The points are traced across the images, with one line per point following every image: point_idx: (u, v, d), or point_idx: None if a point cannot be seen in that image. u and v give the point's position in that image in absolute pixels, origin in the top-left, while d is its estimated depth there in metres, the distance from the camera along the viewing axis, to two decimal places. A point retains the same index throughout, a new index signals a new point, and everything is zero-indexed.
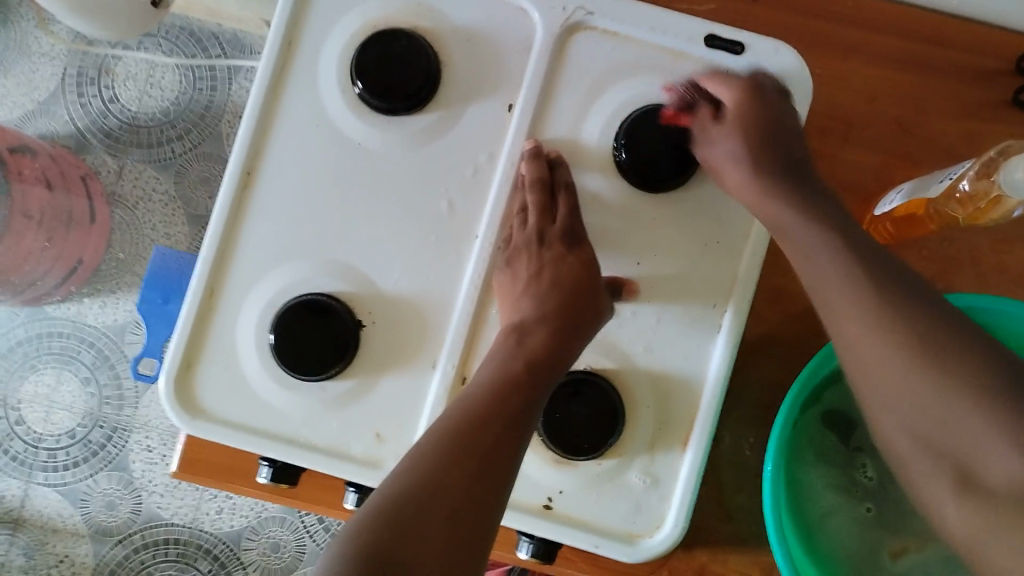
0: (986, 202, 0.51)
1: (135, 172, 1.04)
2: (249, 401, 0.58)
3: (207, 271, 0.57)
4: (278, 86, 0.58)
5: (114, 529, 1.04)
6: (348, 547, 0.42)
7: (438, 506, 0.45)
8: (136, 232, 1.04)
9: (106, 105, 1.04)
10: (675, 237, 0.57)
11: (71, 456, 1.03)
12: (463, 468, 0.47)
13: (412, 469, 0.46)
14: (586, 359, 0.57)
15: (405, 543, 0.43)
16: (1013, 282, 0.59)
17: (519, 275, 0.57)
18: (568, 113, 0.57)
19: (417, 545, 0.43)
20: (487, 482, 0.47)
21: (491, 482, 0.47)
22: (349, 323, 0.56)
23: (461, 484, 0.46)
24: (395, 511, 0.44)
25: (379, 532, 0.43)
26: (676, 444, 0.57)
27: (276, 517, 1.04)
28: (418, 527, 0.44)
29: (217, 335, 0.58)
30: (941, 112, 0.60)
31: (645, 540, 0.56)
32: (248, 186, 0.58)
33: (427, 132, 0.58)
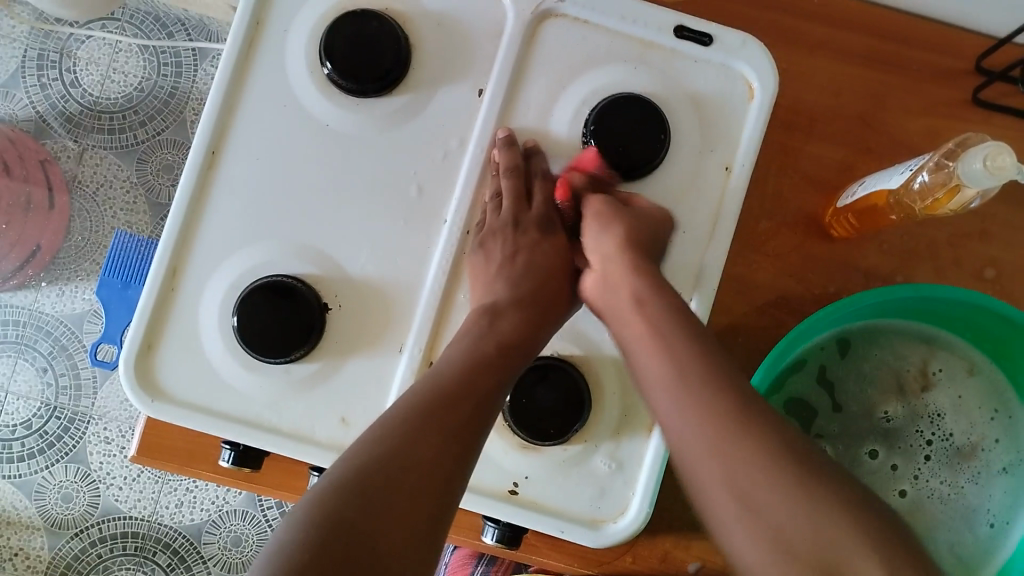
0: (945, 191, 0.52)
1: (97, 158, 1.02)
2: (211, 384, 0.57)
3: (170, 252, 0.57)
4: (245, 67, 0.57)
5: (69, 522, 1.01)
6: (307, 518, 0.43)
7: (403, 479, 0.45)
8: (95, 218, 1.01)
9: (67, 89, 1.02)
10: None
11: (27, 447, 1.01)
12: (430, 442, 0.47)
13: (378, 441, 0.46)
14: (554, 345, 0.58)
15: (366, 522, 0.43)
16: (969, 274, 0.61)
17: (493, 257, 0.57)
18: (538, 100, 0.58)
19: (378, 519, 0.43)
20: (453, 455, 0.48)
21: (456, 456, 0.48)
22: (315, 306, 0.56)
23: (427, 458, 0.47)
24: (357, 489, 0.44)
25: (340, 505, 0.43)
26: (640, 430, 0.57)
27: (238, 510, 1.02)
28: (381, 500, 0.44)
29: (180, 316, 0.57)
30: (903, 107, 0.61)
31: (608, 525, 0.57)
32: (213, 167, 0.58)
33: (396, 115, 0.57)
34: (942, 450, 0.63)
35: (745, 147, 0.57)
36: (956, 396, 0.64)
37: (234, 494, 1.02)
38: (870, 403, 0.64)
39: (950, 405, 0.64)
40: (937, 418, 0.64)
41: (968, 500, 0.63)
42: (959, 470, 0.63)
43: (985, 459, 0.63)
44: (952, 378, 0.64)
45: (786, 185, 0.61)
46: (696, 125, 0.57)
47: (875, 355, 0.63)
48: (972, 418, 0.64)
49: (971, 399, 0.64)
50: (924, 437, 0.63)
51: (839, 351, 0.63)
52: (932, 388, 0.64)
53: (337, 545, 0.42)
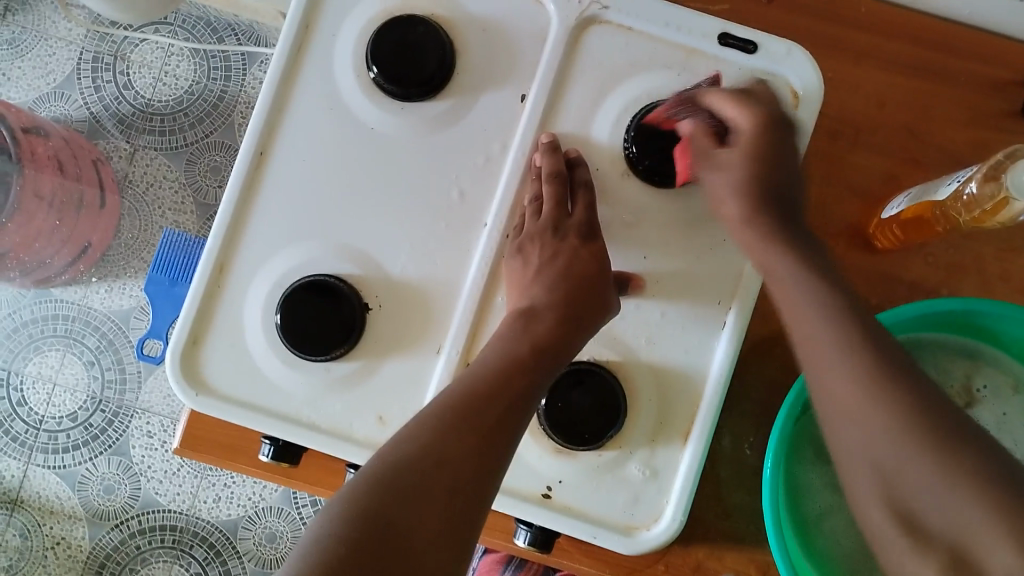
0: (993, 203, 0.51)
1: (146, 158, 1.04)
2: (253, 379, 0.58)
3: (217, 249, 0.58)
4: (293, 70, 0.59)
5: (110, 513, 1.04)
6: (343, 514, 0.43)
7: (436, 478, 0.46)
8: (144, 217, 1.04)
9: (120, 91, 1.05)
10: (682, 233, 0.57)
11: (72, 438, 1.04)
12: (464, 441, 0.47)
13: (411, 439, 0.47)
14: (589, 350, 0.58)
15: (404, 519, 0.44)
16: (1016, 290, 0.60)
17: (531, 262, 0.57)
18: (580, 106, 0.58)
19: (412, 517, 0.44)
20: (487, 454, 0.48)
21: (491, 454, 0.48)
22: (355, 304, 0.56)
23: (461, 457, 0.47)
24: (394, 485, 0.45)
25: (374, 502, 0.44)
26: (676, 438, 0.57)
27: (273, 507, 1.04)
28: (415, 499, 0.45)
29: (224, 311, 0.58)
30: (950, 118, 0.60)
31: (642, 532, 0.56)
32: (260, 166, 0.59)
33: (439, 120, 0.58)
34: None
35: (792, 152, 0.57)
36: (1000, 413, 0.63)
37: (270, 491, 1.04)
38: None
39: (994, 422, 0.62)
40: None
41: None
42: None
43: None
44: (996, 396, 0.63)
45: (829, 195, 0.60)
46: None
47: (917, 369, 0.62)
48: (1018, 437, 0.62)
49: (1016, 417, 0.62)
50: None
51: None
52: (976, 404, 0.63)
53: (372, 543, 0.42)
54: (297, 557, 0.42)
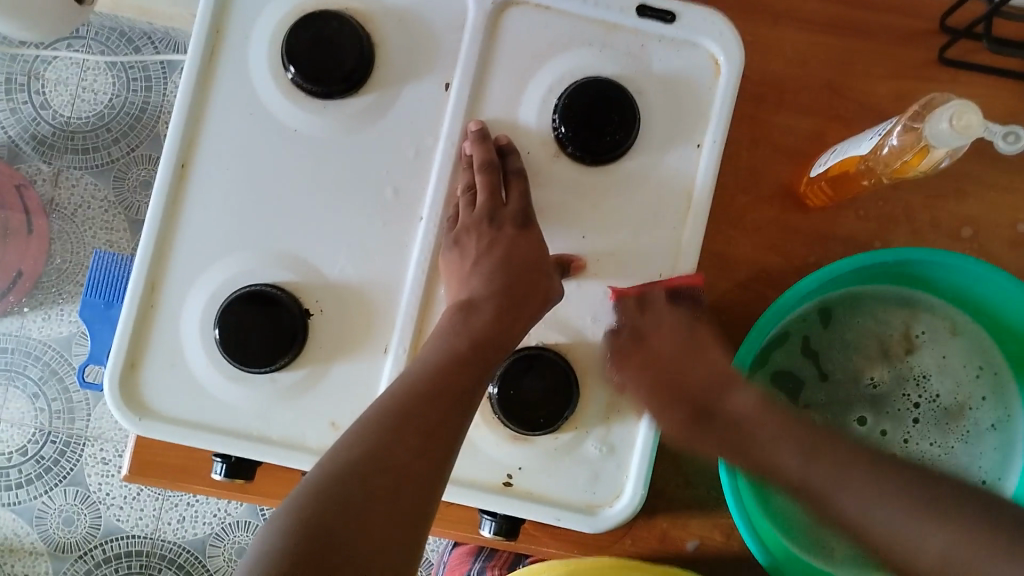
0: (914, 153, 0.52)
1: (72, 179, 1.01)
2: (197, 398, 0.57)
3: (146, 267, 0.56)
4: (207, 77, 0.57)
5: (72, 545, 1.01)
6: (289, 529, 0.42)
7: (382, 486, 0.45)
8: (75, 239, 1.01)
9: (37, 111, 1.01)
10: (619, 211, 0.57)
11: (24, 473, 1.01)
12: (409, 446, 0.47)
13: (354, 447, 0.46)
14: (537, 334, 0.57)
15: (347, 528, 0.43)
16: (947, 235, 0.61)
17: (469, 252, 0.56)
18: (503, 91, 0.57)
19: (360, 527, 0.43)
20: (433, 458, 0.47)
21: (435, 460, 0.47)
22: (295, 311, 0.55)
23: (405, 459, 0.46)
24: (335, 493, 0.44)
25: (320, 515, 0.43)
26: (631, 414, 0.57)
27: (241, 521, 1.02)
28: (363, 508, 0.44)
29: (160, 331, 0.57)
30: (870, 73, 0.61)
31: (605, 510, 0.57)
32: (183, 179, 0.57)
33: (363, 115, 0.57)
34: (930, 412, 0.63)
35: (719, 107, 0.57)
36: (940, 356, 0.64)
37: (234, 506, 1.02)
38: (856, 369, 0.63)
39: (935, 366, 0.64)
40: (922, 379, 0.63)
41: (960, 460, 0.62)
42: (948, 431, 0.63)
43: (973, 417, 0.63)
44: (934, 339, 0.64)
45: (759, 158, 0.61)
46: (664, 106, 0.57)
47: (857, 322, 0.63)
48: (958, 378, 0.63)
49: (955, 358, 0.64)
50: (912, 400, 0.63)
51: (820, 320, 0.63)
52: (916, 350, 0.64)
53: (319, 557, 0.41)
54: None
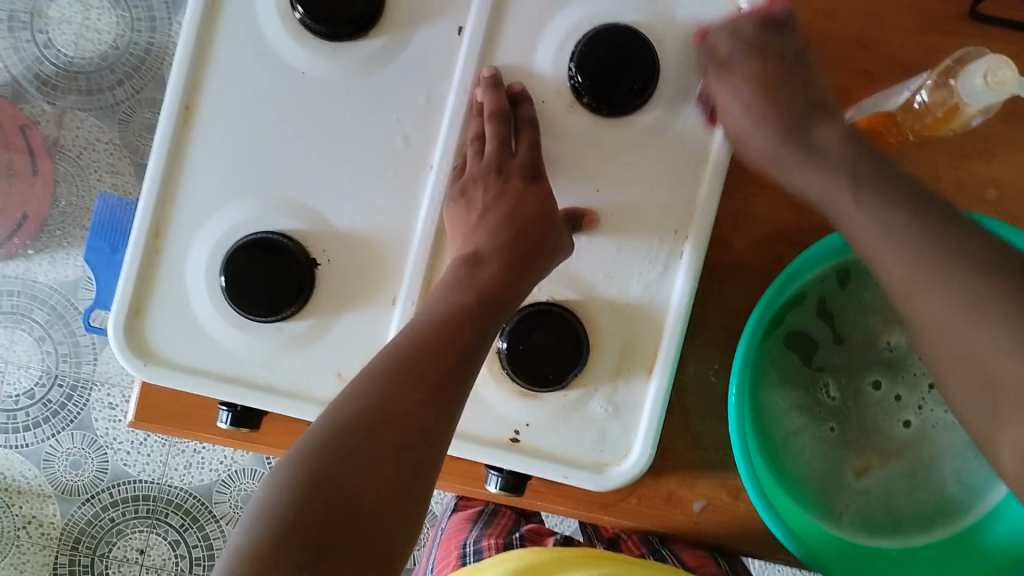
0: (947, 110, 0.50)
1: (76, 122, 1.00)
2: (203, 345, 0.56)
3: (150, 212, 0.55)
4: (213, 15, 0.55)
5: (80, 488, 1.02)
6: (291, 480, 0.42)
7: (385, 437, 0.44)
8: (81, 183, 1.00)
9: (41, 50, 1.00)
10: (635, 165, 0.56)
11: (31, 416, 1.02)
12: (413, 398, 0.46)
13: (357, 398, 0.45)
14: (548, 290, 0.56)
15: (349, 479, 0.43)
16: (972, 197, 0.59)
17: (475, 205, 0.54)
18: (518, 36, 0.55)
19: (363, 478, 0.43)
20: (437, 410, 0.47)
21: (439, 412, 0.47)
22: (302, 260, 0.54)
23: (409, 411, 0.46)
24: (337, 444, 0.44)
25: (322, 466, 0.43)
26: (640, 372, 0.56)
27: (247, 469, 1.02)
28: (366, 459, 0.43)
29: (165, 277, 0.56)
30: (900, 27, 0.58)
31: (612, 468, 0.56)
32: (188, 122, 0.56)
33: (373, 59, 0.55)
34: None
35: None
36: None
37: (240, 454, 1.02)
38: (874, 332, 0.62)
39: None
40: None
41: None
42: None
43: None
44: None
45: None
46: (684, 57, 0.55)
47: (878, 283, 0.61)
48: None
49: None
50: None
51: (839, 281, 0.61)
52: None
53: (319, 507, 0.41)
54: (244, 529, 0.41)
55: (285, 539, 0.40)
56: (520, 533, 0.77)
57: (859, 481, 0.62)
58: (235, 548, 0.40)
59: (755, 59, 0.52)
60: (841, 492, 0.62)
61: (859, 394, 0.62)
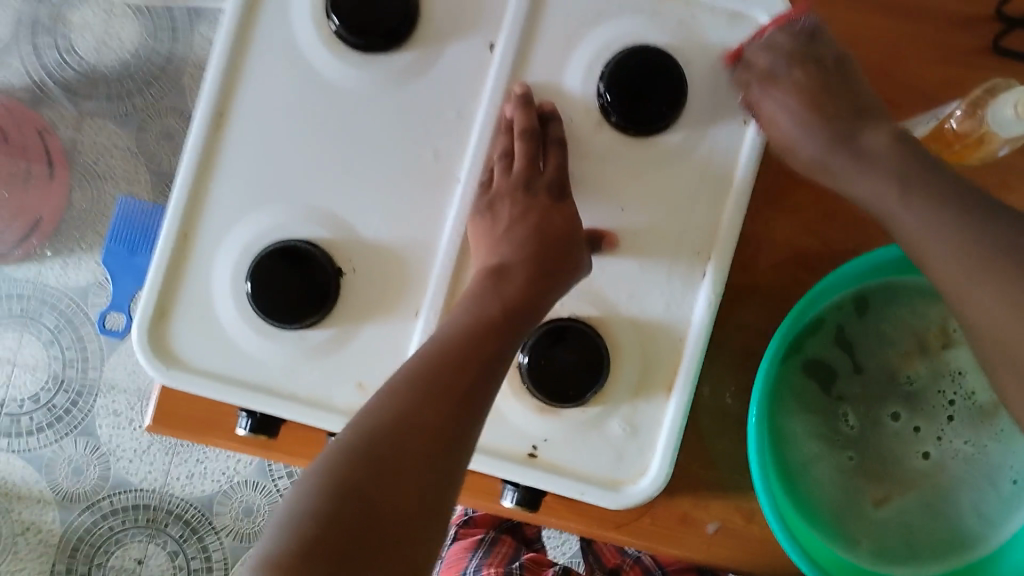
0: (972, 142, 0.51)
1: (94, 128, 1.01)
2: (226, 351, 0.56)
3: (179, 218, 0.56)
4: (249, 24, 0.56)
5: (81, 494, 1.01)
6: (316, 489, 0.42)
7: (412, 448, 0.44)
8: (97, 187, 1.01)
9: (63, 55, 1.01)
10: (660, 185, 0.56)
11: (35, 421, 1.01)
12: (438, 409, 0.46)
13: (384, 406, 0.46)
14: (569, 306, 0.57)
15: (376, 491, 0.43)
16: None
17: (502, 218, 0.55)
18: (548, 54, 0.56)
19: (391, 487, 0.43)
20: (461, 420, 0.46)
21: (463, 421, 0.47)
22: (329, 271, 0.55)
23: (435, 421, 0.46)
24: (364, 452, 0.44)
25: (348, 475, 0.43)
26: (659, 390, 0.56)
27: (250, 480, 1.02)
28: (390, 470, 0.43)
29: (191, 283, 0.56)
30: (924, 57, 0.59)
31: (629, 486, 0.56)
32: (220, 129, 0.56)
33: (405, 72, 0.56)
34: (966, 409, 0.62)
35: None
36: None
37: (244, 464, 1.02)
38: (891, 363, 0.63)
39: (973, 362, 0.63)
40: (959, 375, 0.62)
41: (993, 458, 0.62)
42: (982, 428, 0.62)
43: None
44: None
45: None
46: (711, 80, 0.56)
47: (895, 313, 0.62)
48: None
49: None
50: (946, 396, 0.62)
51: (855, 310, 0.62)
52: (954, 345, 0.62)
53: (348, 518, 0.42)
54: (267, 542, 0.41)
55: (309, 551, 0.40)
56: (519, 560, 0.78)
57: (877, 512, 0.62)
58: (262, 555, 0.41)
59: (800, 76, 0.54)
60: (858, 523, 0.62)
61: (876, 423, 0.62)
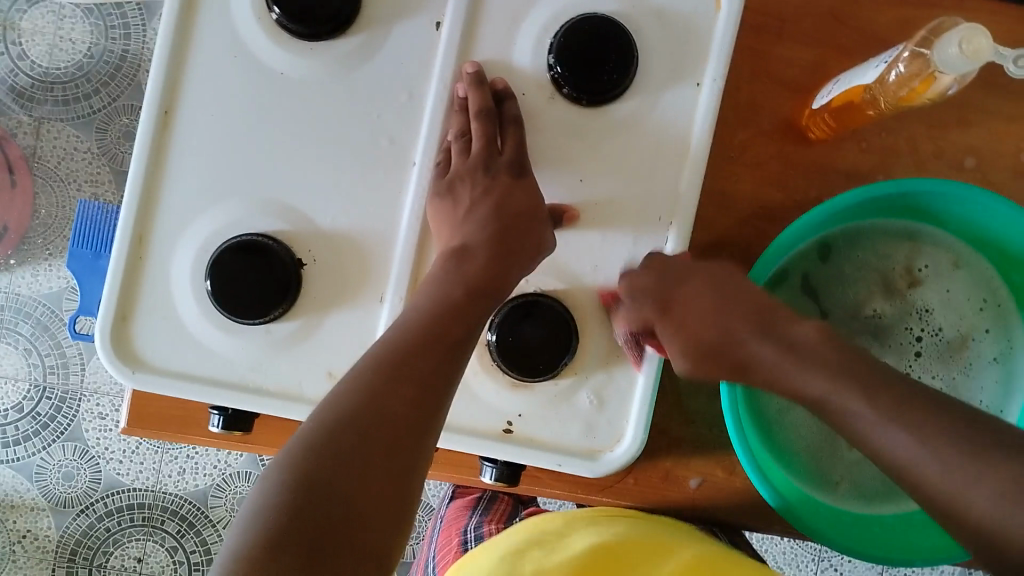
0: (921, 81, 0.51)
1: (54, 131, 0.99)
2: (192, 351, 0.56)
3: (132, 219, 0.55)
4: (188, 20, 0.55)
5: (73, 499, 1.01)
6: (280, 480, 0.42)
7: (378, 435, 0.44)
8: (60, 193, 0.99)
9: (15, 62, 0.99)
10: (614, 152, 0.56)
11: (22, 430, 1.01)
12: (403, 398, 0.46)
13: (348, 396, 0.45)
14: (535, 281, 0.56)
15: (342, 478, 0.43)
16: (951, 165, 0.59)
17: (463, 201, 0.54)
18: (495, 27, 0.55)
19: (355, 475, 0.43)
20: (426, 406, 0.47)
21: (428, 407, 0.47)
22: (287, 262, 0.54)
23: (401, 408, 0.46)
24: (329, 439, 0.44)
25: (315, 460, 0.43)
26: (630, 356, 0.57)
27: (243, 472, 1.02)
28: (355, 457, 0.43)
29: (150, 284, 0.56)
30: (876, 1, 0.59)
31: (606, 455, 0.56)
32: (167, 127, 0.55)
33: (352, 57, 0.55)
34: (933, 346, 0.63)
35: (719, 41, 0.55)
36: (943, 290, 0.64)
37: (235, 457, 1.02)
38: (855, 303, 0.63)
39: (938, 300, 0.64)
40: (925, 313, 0.64)
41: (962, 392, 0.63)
42: (951, 363, 0.63)
43: (975, 349, 0.64)
44: (938, 273, 0.64)
45: (760, 90, 0.59)
46: (662, 41, 0.55)
47: (858, 256, 0.63)
48: (960, 311, 0.64)
49: (960, 291, 0.64)
50: (914, 333, 0.63)
51: (819, 256, 0.63)
52: (920, 285, 0.64)
53: (311, 506, 0.41)
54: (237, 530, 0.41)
55: (274, 544, 0.40)
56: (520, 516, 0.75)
57: (852, 451, 0.63)
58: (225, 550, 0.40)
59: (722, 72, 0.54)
60: (834, 465, 0.63)
61: None
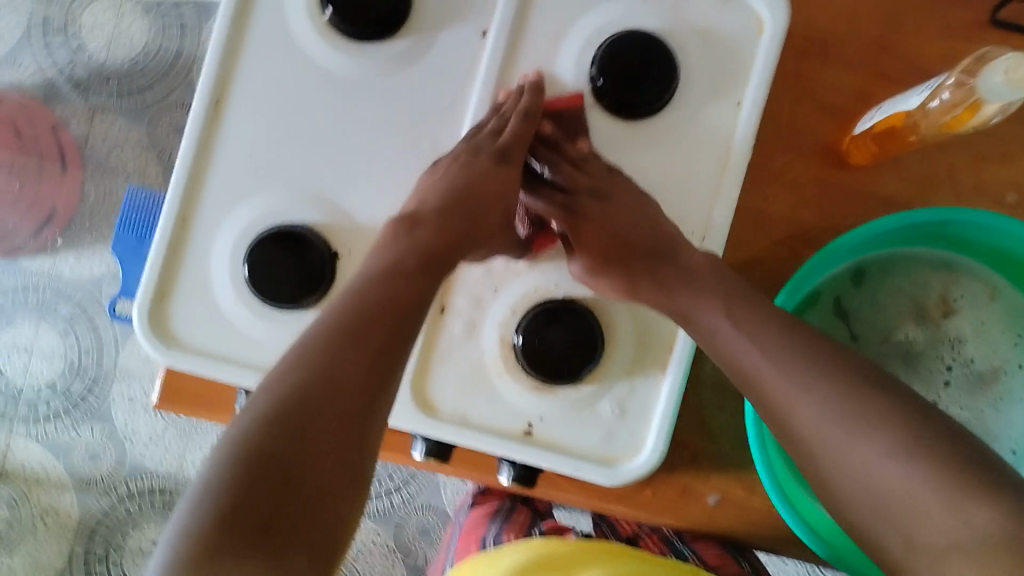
0: (965, 109, 0.51)
1: (104, 126, 1.02)
2: (224, 332, 0.57)
3: (177, 201, 0.56)
4: (244, 13, 0.57)
5: (97, 479, 1.03)
6: (230, 459, 0.38)
7: (334, 410, 0.41)
8: (108, 182, 1.02)
9: (74, 54, 1.02)
10: (652, 165, 0.57)
11: (53, 408, 1.03)
12: (355, 363, 0.42)
13: (299, 366, 0.41)
14: (564, 287, 0.57)
15: (299, 455, 0.39)
16: (991, 200, 0.59)
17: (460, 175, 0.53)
18: (541, 37, 0.56)
19: (313, 453, 0.39)
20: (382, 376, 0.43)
21: (382, 375, 0.43)
22: (323, 253, 0.55)
23: (356, 378, 0.42)
24: (284, 412, 0.40)
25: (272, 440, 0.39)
26: (654, 369, 0.57)
27: None
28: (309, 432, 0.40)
29: (190, 265, 0.57)
30: (924, 34, 0.59)
31: (623, 464, 0.56)
32: (217, 114, 0.57)
33: (399, 58, 0.56)
34: (962, 376, 0.63)
35: (761, 61, 0.55)
36: (977, 322, 0.63)
37: None
38: (887, 328, 0.63)
39: (971, 331, 0.63)
40: (957, 343, 0.63)
41: (990, 426, 0.62)
42: (980, 395, 0.63)
43: (1007, 384, 0.63)
44: (973, 303, 0.63)
45: (801, 114, 0.60)
46: (705, 61, 0.56)
47: (890, 283, 0.63)
48: (993, 343, 0.63)
49: (993, 323, 0.63)
50: (944, 362, 0.63)
51: (852, 281, 0.63)
52: (954, 314, 0.63)
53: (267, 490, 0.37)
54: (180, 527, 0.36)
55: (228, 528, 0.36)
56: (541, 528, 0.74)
57: None
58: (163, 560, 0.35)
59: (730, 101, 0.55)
60: None
61: None
